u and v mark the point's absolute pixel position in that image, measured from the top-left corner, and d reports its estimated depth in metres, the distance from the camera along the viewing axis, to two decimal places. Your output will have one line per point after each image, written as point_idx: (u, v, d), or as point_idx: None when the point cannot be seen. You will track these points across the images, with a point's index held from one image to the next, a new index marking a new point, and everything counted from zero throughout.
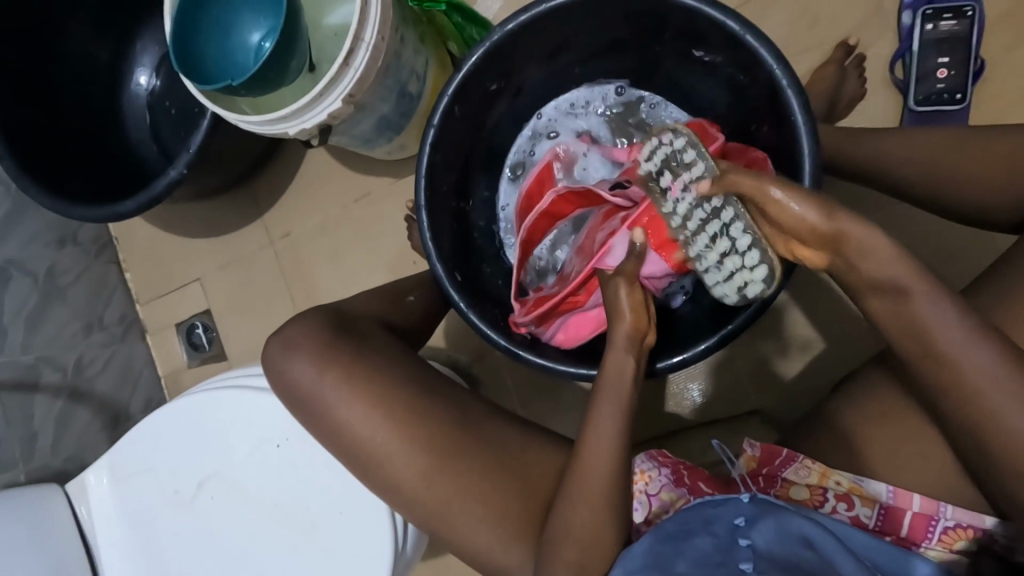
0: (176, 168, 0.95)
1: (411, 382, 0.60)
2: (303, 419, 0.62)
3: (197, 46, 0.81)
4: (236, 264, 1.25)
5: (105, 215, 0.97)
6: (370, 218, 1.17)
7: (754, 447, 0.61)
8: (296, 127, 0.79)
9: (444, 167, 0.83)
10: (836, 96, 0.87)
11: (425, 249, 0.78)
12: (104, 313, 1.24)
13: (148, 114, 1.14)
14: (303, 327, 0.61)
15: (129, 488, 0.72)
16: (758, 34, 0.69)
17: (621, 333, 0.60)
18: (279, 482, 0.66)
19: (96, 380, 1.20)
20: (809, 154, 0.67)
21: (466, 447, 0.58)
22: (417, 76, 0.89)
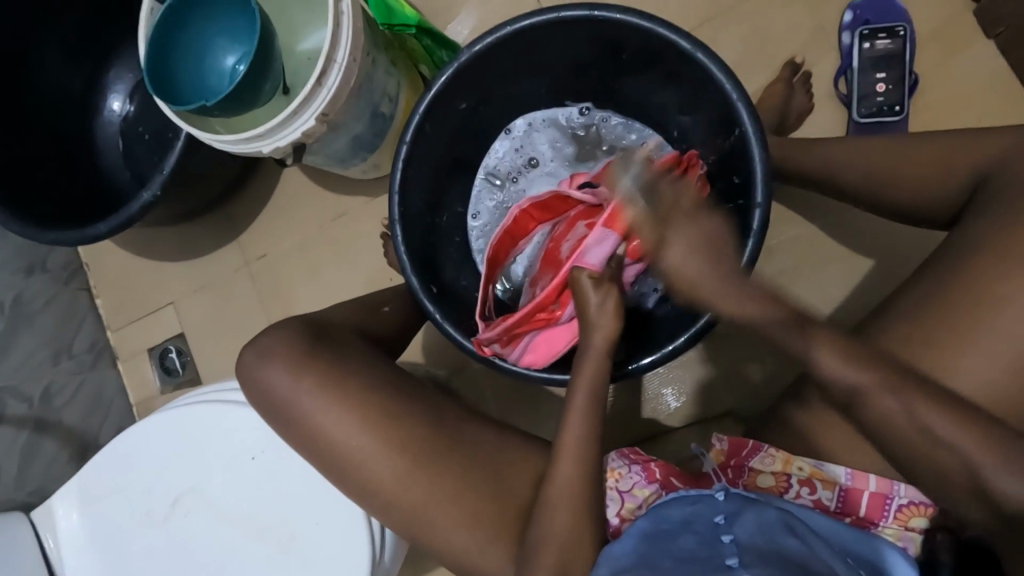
0: (150, 190, 0.96)
1: (385, 387, 0.61)
2: (281, 429, 0.62)
3: (173, 69, 0.83)
4: (211, 287, 1.25)
5: (76, 238, 0.97)
6: (346, 237, 1.19)
7: (722, 441, 0.63)
8: (271, 145, 0.81)
9: (416, 182, 0.85)
10: (785, 111, 0.93)
11: (401, 262, 0.80)
12: (73, 341, 1.22)
13: (122, 139, 1.15)
14: (278, 337, 0.62)
15: (98, 514, 0.70)
16: (708, 52, 0.74)
17: (598, 340, 0.63)
18: (254, 495, 0.66)
19: (65, 408, 1.17)
20: (760, 160, 0.71)
21: (443, 449, 0.59)
22: (390, 97, 0.92)
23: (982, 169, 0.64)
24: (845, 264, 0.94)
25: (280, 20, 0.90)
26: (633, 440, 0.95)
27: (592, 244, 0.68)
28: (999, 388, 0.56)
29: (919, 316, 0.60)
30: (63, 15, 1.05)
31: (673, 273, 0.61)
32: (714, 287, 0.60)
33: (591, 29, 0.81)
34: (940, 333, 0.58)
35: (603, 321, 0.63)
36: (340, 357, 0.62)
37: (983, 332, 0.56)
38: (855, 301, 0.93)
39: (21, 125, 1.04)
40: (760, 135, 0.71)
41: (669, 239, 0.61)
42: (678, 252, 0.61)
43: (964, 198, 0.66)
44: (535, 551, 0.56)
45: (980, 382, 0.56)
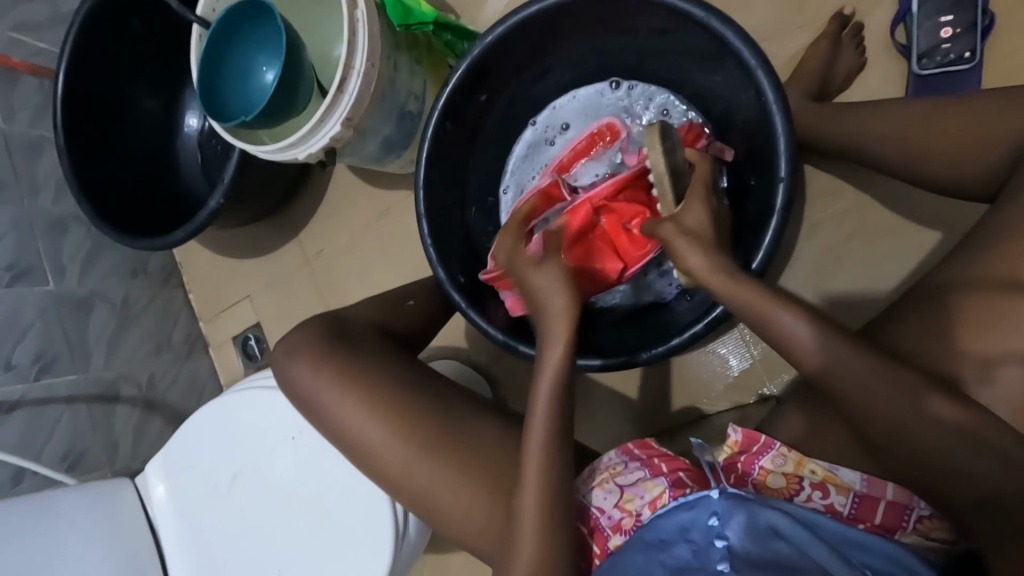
0: (215, 199, 1.07)
1: (399, 381, 0.66)
2: (307, 416, 0.68)
3: (223, 90, 0.92)
4: (279, 281, 1.38)
5: (161, 245, 1.10)
6: (392, 231, 1.26)
7: (736, 432, 0.60)
8: (304, 152, 0.87)
9: (442, 179, 0.89)
10: (830, 71, 0.84)
11: (428, 256, 0.85)
12: (173, 332, 1.41)
13: (199, 151, 1.28)
14: (304, 335, 0.69)
15: (181, 482, 0.82)
16: (722, 19, 0.69)
17: (554, 349, 0.63)
18: (297, 473, 0.74)
19: (167, 392, 1.36)
20: (784, 131, 0.67)
21: (452, 434, 0.64)
22: (416, 95, 0.96)
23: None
24: (900, 238, 0.85)
25: (314, 32, 0.97)
26: (669, 424, 0.97)
27: None
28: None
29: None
30: (141, 47, 1.19)
31: (720, 295, 0.59)
32: (768, 306, 0.57)
33: (604, 7, 0.78)
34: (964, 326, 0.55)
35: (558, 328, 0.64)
36: (351, 354, 0.67)
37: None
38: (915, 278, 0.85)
39: (116, 148, 1.20)
40: (783, 103, 0.67)
41: (693, 269, 0.60)
42: (694, 253, 0.60)
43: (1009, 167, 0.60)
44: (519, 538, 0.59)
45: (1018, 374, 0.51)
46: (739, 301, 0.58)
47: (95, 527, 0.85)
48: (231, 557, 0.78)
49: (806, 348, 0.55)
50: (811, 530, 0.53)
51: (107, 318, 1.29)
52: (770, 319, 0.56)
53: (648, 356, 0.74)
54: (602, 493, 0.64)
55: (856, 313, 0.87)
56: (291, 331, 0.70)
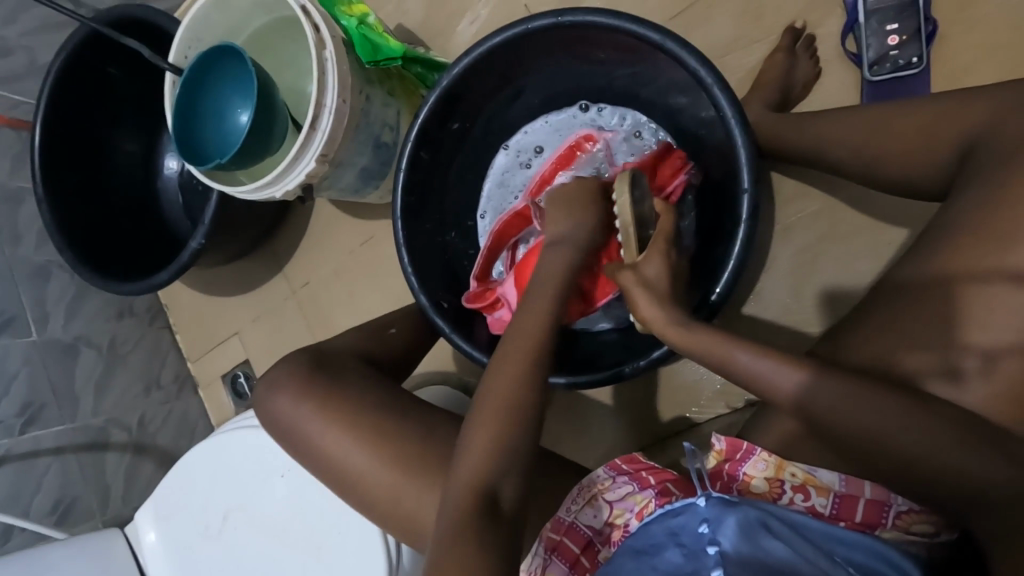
0: (196, 239, 1.08)
1: (383, 410, 0.66)
2: (292, 453, 0.68)
3: (198, 132, 0.93)
4: (267, 316, 1.39)
5: (144, 287, 1.10)
6: (376, 259, 1.27)
7: (721, 441, 0.61)
8: (282, 189, 0.88)
9: (420, 207, 0.91)
10: (787, 82, 0.87)
11: (410, 284, 0.86)
12: (161, 373, 1.40)
13: (180, 191, 1.28)
14: (286, 369, 0.69)
15: (172, 528, 0.81)
16: (676, 41, 0.72)
17: (495, 410, 0.60)
18: (289, 510, 0.74)
19: (158, 434, 1.35)
20: (744, 144, 0.70)
21: (422, 451, 0.63)
22: (390, 126, 0.98)
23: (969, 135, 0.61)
24: (870, 237, 0.88)
25: (286, 71, 0.99)
26: (659, 434, 0.97)
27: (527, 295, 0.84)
28: (1001, 365, 0.53)
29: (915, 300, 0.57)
30: (118, 94, 1.20)
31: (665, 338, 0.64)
32: (725, 341, 0.59)
33: (564, 35, 0.81)
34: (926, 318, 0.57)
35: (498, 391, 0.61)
36: (331, 385, 0.67)
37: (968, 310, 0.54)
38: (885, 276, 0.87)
39: (97, 193, 1.20)
40: (740, 118, 0.70)
41: (648, 317, 0.65)
42: (644, 303, 0.65)
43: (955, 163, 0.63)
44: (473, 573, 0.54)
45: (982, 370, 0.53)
46: (693, 345, 0.61)
47: None
48: None
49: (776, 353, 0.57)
50: (797, 531, 0.54)
51: (93, 364, 1.28)
52: (726, 356, 0.59)
53: (633, 368, 0.76)
54: (592, 510, 0.64)
55: (833, 314, 0.88)
56: (273, 367, 0.70)
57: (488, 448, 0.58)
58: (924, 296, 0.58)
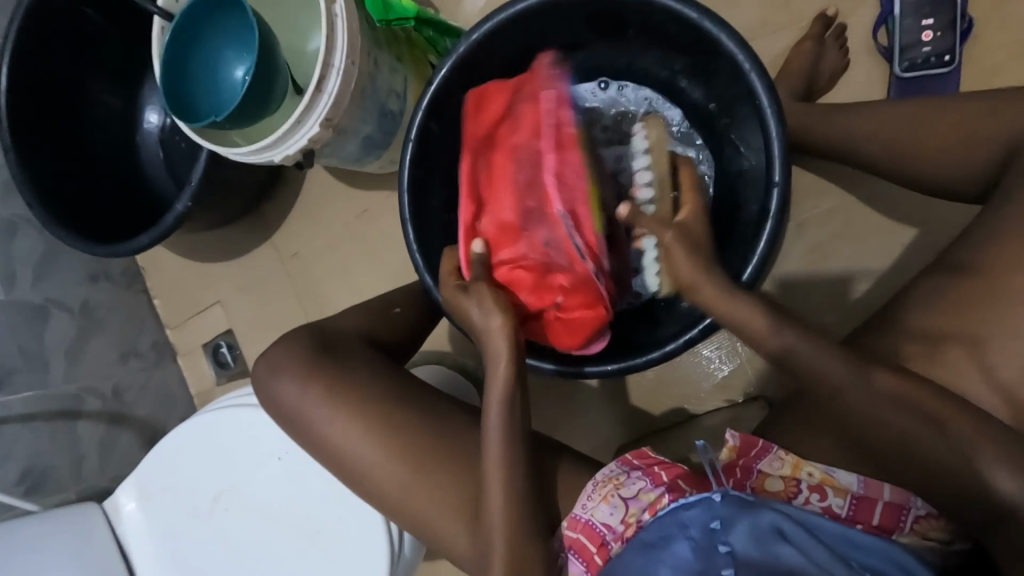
0: (183, 202, 1.01)
1: (394, 396, 0.63)
2: (294, 436, 0.65)
3: (189, 85, 0.86)
4: (255, 285, 1.35)
5: (125, 249, 1.03)
6: (372, 234, 1.24)
7: (735, 438, 0.60)
8: (281, 154, 0.82)
9: (429, 181, 0.86)
10: (815, 72, 0.85)
11: (414, 261, 0.81)
12: (139, 341, 1.36)
13: (161, 149, 1.21)
14: (288, 350, 0.65)
15: (156, 506, 0.77)
16: (715, 19, 0.68)
17: (498, 345, 0.63)
18: (286, 494, 0.70)
19: (134, 404, 1.30)
20: (778, 135, 0.66)
21: (434, 440, 0.62)
22: (397, 93, 0.93)
23: (1012, 142, 0.60)
24: (882, 237, 0.87)
25: (287, 25, 0.92)
26: (656, 424, 0.98)
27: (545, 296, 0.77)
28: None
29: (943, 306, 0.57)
30: (97, 39, 1.11)
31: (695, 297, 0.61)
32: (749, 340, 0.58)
33: (593, 6, 0.76)
34: (954, 324, 0.56)
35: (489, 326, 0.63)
36: (335, 367, 0.64)
37: (997, 319, 0.54)
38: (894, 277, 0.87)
39: (71, 145, 1.12)
40: (778, 110, 0.66)
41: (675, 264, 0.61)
42: (681, 255, 0.61)
43: (992, 176, 0.62)
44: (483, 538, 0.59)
45: (1006, 381, 0.53)
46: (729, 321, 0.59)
47: (65, 552, 0.80)
48: None
49: (803, 352, 0.55)
50: (810, 531, 0.52)
51: (65, 326, 1.21)
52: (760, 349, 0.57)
53: (594, 371, 0.76)
54: (607, 508, 0.62)
55: (841, 312, 0.88)
56: (275, 347, 0.67)
57: (499, 419, 0.60)
58: (952, 303, 0.57)
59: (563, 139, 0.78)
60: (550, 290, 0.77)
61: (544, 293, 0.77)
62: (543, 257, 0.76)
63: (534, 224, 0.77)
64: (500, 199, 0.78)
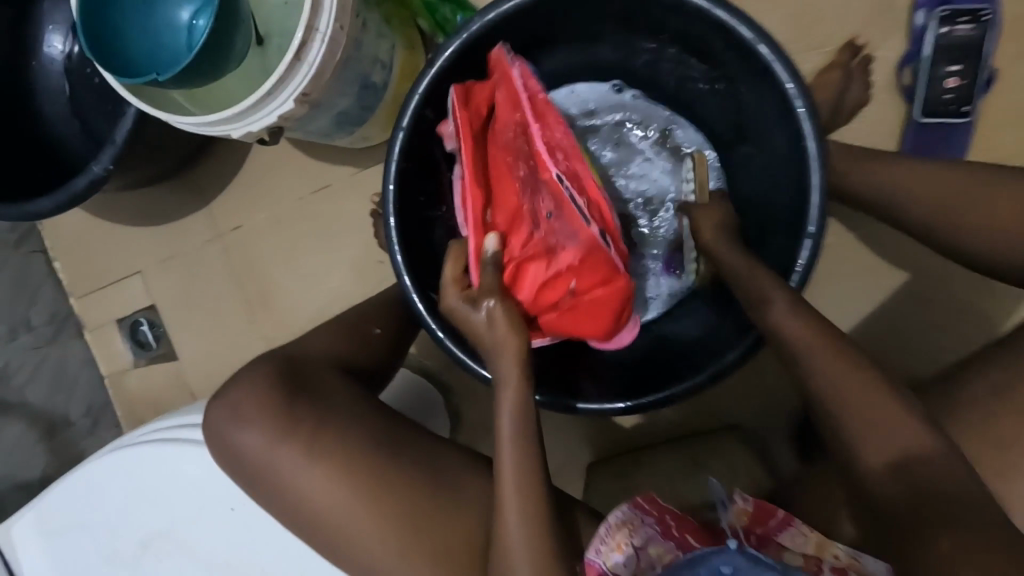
0: (100, 165, 0.82)
1: (382, 447, 0.54)
2: (255, 493, 0.55)
3: (116, 21, 0.68)
4: (183, 257, 1.17)
5: (22, 214, 0.84)
6: (331, 212, 1.09)
7: (748, 502, 0.60)
8: (241, 130, 0.67)
9: (417, 176, 0.75)
10: (837, 105, 0.81)
11: (396, 269, 0.70)
12: (31, 312, 1.15)
13: (68, 83, 0.99)
14: (247, 390, 0.55)
15: (65, 548, 0.63)
16: (770, 45, 0.61)
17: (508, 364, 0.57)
18: (233, 549, 0.59)
19: (27, 389, 1.10)
20: (818, 182, 0.62)
21: (428, 502, 0.53)
22: (382, 63, 0.79)
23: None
24: (871, 278, 0.88)
25: None
26: (632, 444, 0.96)
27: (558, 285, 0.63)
28: None
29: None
30: None
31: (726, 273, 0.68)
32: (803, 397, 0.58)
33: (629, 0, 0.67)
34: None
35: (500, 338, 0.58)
36: (310, 403, 0.55)
37: None
38: (878, 319, 0.88)
39: None
40: (822, 157, 0.62)
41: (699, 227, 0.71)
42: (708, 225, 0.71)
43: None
44: None
45: None
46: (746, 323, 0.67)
47: None
48: None
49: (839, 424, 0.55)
50: None
51: None
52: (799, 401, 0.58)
53: (587, 409, 0.69)
54: (620, 556, 0.58)
55: None
56: (231, 384, 0.56)
57: (514, 463, 0.53)
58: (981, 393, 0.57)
59: (540, 109, 0.66)
60: (558, 279, 0.63)
61: (552, 284, 0.63)
62: (551, 238, 0.63)
63: (535, 200, 0.64)
64: (499, 193, 0.66)
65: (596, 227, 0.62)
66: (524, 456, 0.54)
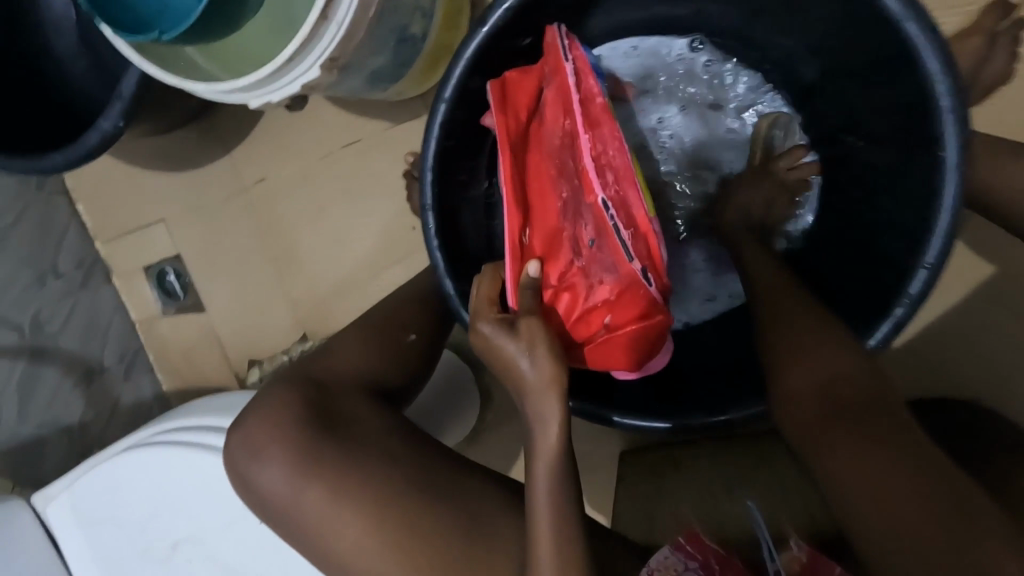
0: (109, 120, 0.74)
1: (412, 484, 0.50)
2: (279, 526, 0.52)
3: None
4: (204, 208, 1.11)
5: (30, 169, 0.78)
6: (360, 170, 1.00)
7: (800, 548, 0.56)
8: (260, 100, 0.57)
9: (458, 154, 0.65)
10: (970, 83, 0.66)
11: (432, 262, 0.63)
12: (58, 258, 1.13)
13: (72, 13, 0.90)
14: (271, 415, 0.52)
15: (98, 530, 0.63)
16: (917, 17, 0.48)
17: (542, 408, 0.49)
18: (263, 561, 0.57)
19: (60, 336, 1.10)
20: (951, 195, 0.51)
21: (463, 551, 0.48)
22: (423, 12, 0.67)
23: None
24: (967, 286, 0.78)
25: None
26: None
27: (599, 320, 0.57)
28: None
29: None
30: None
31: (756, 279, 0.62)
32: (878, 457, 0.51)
33: None
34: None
35: (541, 381, 0.49)
36: (333, 438, 0.50)
37: None
38: (968, 332, 0.79)
39: None
40: (963, 166, 0.50)
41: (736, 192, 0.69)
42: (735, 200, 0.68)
43: None
44: None
45: None
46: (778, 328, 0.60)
47: None
48: None
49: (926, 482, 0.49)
50: None
51: None
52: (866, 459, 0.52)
53: (626, 424, 0.63)
54: None
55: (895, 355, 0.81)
56: (257, 409, 0.53)
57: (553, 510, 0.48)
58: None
59: (593, 114, 0.56)
60: (592, 313, 0.57)
61: (586, 319, 0.57)
62: (592, 268, 0.57)
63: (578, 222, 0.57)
64: (538, 208, 0.60)
65: (638, 262, 0.54)
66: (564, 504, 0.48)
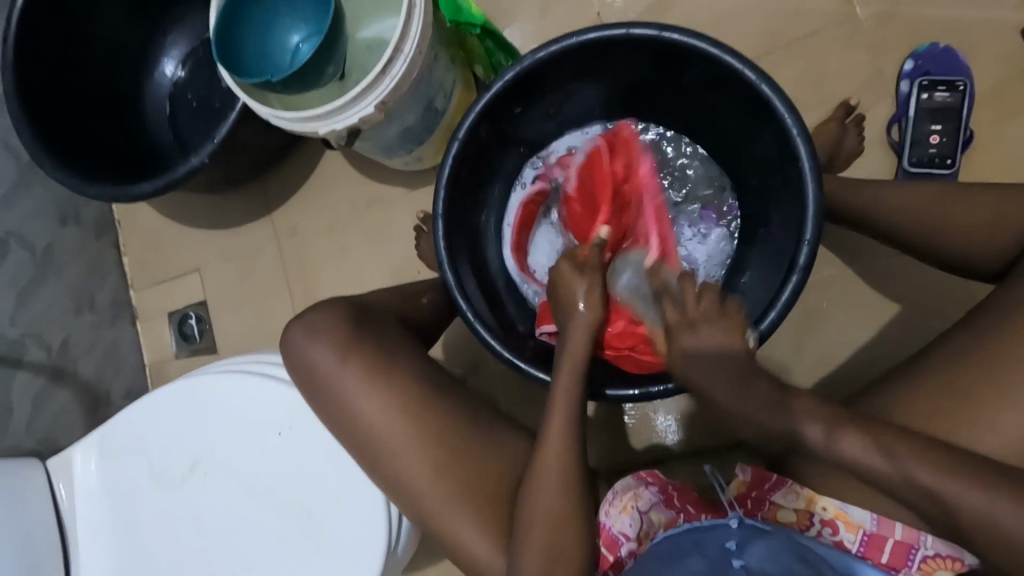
0: (198, 156, 0.99)
1: (423, 384, 0.65)
2: (316, 405, 0.66)
3: (239, 41, 0.86)
4: (238, 258, 1.29)
5: (120, 194, 0.99)
6: (379, 225, 1.22)
7: (745, 473, 0.67)
8: (326, 127, 0.81)
9: (465, 183, 0.85)
10: (835, 150, 0.92)
11: (438, 256, 0.78)
12: (97, 295, 1.26)
13: (169, 102, 1.18)
14: (330, 320, 0.66)
15: (120, 467, 0.75)
16: (772, 85, 0.72)
17: (581, 332, 0.65)
18: (277, 469, 0.70)
19: (81, 361, 1.20)
20: (815, 197, 0.70)
21: (462, 438, 0.63)
22: (445, 93, 0.94)
23: None
24: (869, 311, 0.96)
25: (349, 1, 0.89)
26: (639, 459, 0.99)
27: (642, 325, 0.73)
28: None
29: (947, 375, 0.62)
30: None
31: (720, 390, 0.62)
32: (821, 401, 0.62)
33: (653, 50, 0.78)
34: (950, 399, 0.61)
35: (591, 307, 0.65)
36: (373, 337, 0.66)
37: (1005, 395, 0.60)
38: (880, 347, 0.95)
39: (74, 77, 1.07)
40: (818, 178, 0.70)
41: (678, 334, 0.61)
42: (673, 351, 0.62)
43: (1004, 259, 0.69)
44: (518, 528, 0.60)
45: (1005, 441, 0.59)
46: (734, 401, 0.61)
47: None
48: (170, 552, 0.72)
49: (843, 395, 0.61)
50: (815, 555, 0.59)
51: (22, 264, 1.13)
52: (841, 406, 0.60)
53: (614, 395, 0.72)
54: (626, 518, 0.64)
55: (827, 369, 0.96)
56: (306, 329, 0.66)
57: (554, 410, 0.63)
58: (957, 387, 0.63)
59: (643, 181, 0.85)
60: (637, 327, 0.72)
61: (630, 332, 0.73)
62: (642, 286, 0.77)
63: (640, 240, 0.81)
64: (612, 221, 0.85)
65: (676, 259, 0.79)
66: (572, 401, 0.63)
